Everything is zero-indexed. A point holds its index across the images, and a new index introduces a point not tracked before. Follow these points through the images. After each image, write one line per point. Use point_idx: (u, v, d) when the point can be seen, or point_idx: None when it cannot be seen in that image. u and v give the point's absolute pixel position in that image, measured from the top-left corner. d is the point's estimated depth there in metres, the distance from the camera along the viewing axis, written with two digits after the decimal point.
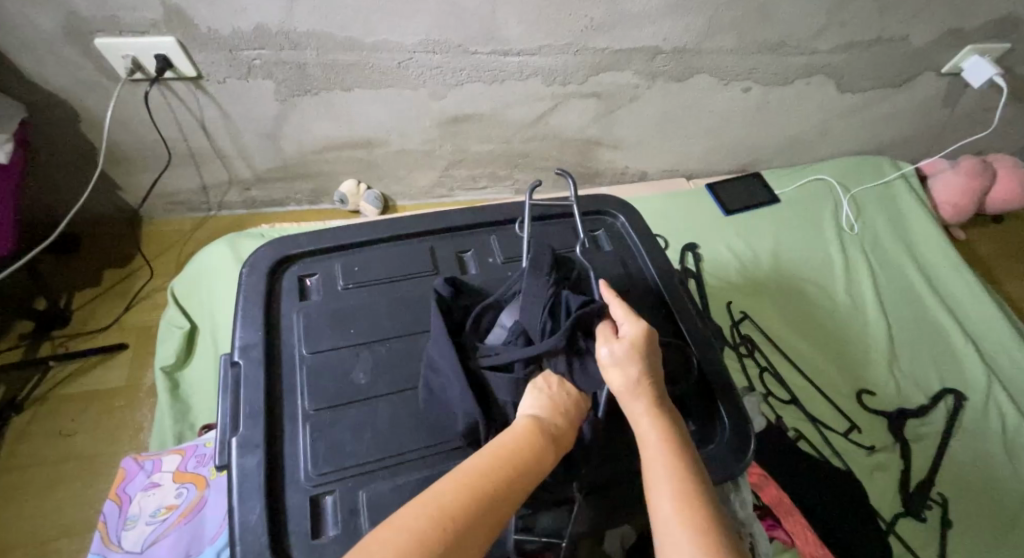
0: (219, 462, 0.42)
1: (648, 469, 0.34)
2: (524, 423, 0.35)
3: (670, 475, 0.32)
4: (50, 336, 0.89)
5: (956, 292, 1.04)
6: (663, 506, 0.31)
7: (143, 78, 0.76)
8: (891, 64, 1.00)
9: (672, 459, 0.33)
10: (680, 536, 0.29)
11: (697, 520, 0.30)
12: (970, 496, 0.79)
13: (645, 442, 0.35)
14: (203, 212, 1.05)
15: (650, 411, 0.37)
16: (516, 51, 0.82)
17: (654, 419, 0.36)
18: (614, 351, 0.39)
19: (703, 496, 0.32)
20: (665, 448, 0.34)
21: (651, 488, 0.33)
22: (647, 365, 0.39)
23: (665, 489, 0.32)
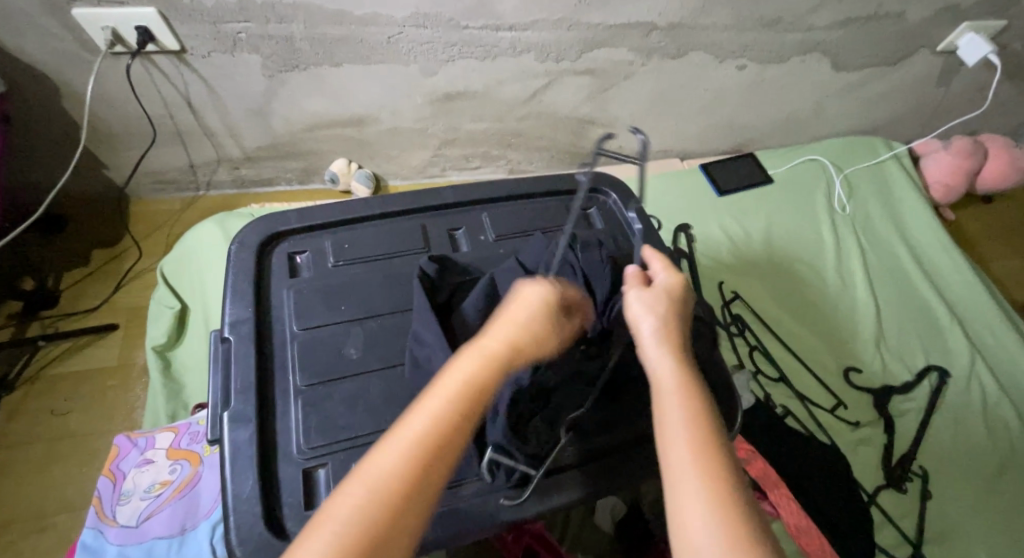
0: (211, 437, 0.42)
1: (661, 411, 0.33)
2: (502, 341, 0.33)
3: (687, 420, 0.31)
4: (39, 316, 0.89)
5: (945, 271, 1.05)
6: (675, 446, 0.30)
7: (125, 51, 0.74)
8: (887, 42, 0.99)
9: (690, 404, 0.32)
10: (690, 479, 0.28)
11: (712, 465, 0.28)
12: (950, 469, 0.81)
13: (661, 385, 0.34)
14: (192, 192, 1.04)
15: (669, 356, 0.36)
16: (508, 26, 0.81)
17: (672, 363, 0.35)
18: (643, 296, 0.40)
19: (722, 446, 0.30)
20: (682, 394, 0.33)
21: (664, 429, 0.31)
22: (672, 316, 0.39)
23: (677, 429, 0.31)
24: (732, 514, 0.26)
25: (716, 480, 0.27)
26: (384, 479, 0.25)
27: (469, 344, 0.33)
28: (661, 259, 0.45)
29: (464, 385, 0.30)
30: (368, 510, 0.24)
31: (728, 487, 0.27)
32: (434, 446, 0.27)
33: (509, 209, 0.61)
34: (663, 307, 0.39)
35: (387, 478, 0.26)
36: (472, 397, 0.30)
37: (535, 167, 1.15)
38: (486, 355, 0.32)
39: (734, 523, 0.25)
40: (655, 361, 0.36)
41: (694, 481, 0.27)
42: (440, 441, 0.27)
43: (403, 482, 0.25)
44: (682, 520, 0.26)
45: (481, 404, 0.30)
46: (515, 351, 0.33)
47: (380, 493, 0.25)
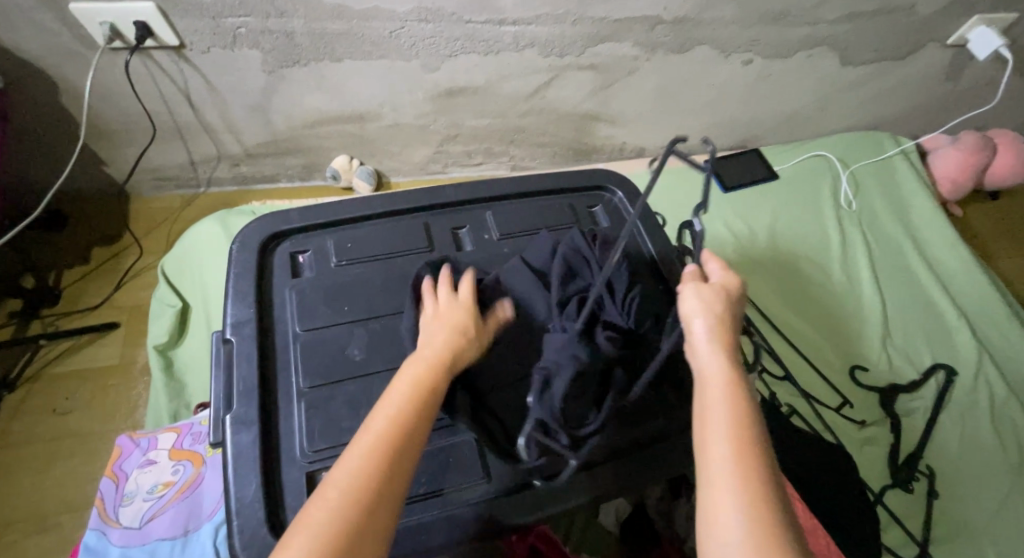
0: (214, 440, 0.42)
1: (704, 407, 0.32)
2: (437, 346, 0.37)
3: (729, 416, 0.30)
4: (40, 314, 0.88)
5: (952, 268, 1.04)
6: (713, 440, 0.29)
7: (123, 47, 0.73)
8: (895, 35, 0.97)
9: (735, 403, 0.31)
10: (724, 473, 0.27)
11: (749, 462, 0.27)
12: (957, 469, 0.80)
13: (706, 381, 0.34)
14: (192, 189, 1.03)
15: (717, 354, 0.35)
16: (511, 21, 0.80)
17: (721, 360, 0.35)
18: (702, 292, 0.39)
19: (762, 447, 0.29)
20: (726, 390, 0.32)
21: (705, 423, 0.31)
22: (727, 319, 0.38)
23: (718, 424, 0.30)
24: (765, 511, 0.25)
25: (752, 476, 0.26)
26: (354, 472, 0.27)
27: (411, 355, 0.37)
28: (719, 262, 0.44)
29: (414, 386, 0.33)
30: (343, 502, 0.25)
31: (763, 485, 0.26)
32: (398, 437, 0.29)
33: (514, 207, 0.61)
34: (720, 308, 0.38)
35: (360, 470, 0.27)
36: (424, 392, 0.32)
37: (537, 163, 1.14)
38: (429, 360, 0.35)
39: (765, 519, 0.24)
40: (704, 356, 0.35)
41: (728, 475, 0.26)
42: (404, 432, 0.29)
43: (373, 467, 0.27)
44: (712, 514, 0.25)
45: (432, 400, 0.33)
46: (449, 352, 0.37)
47: (350, 485, 0.26)
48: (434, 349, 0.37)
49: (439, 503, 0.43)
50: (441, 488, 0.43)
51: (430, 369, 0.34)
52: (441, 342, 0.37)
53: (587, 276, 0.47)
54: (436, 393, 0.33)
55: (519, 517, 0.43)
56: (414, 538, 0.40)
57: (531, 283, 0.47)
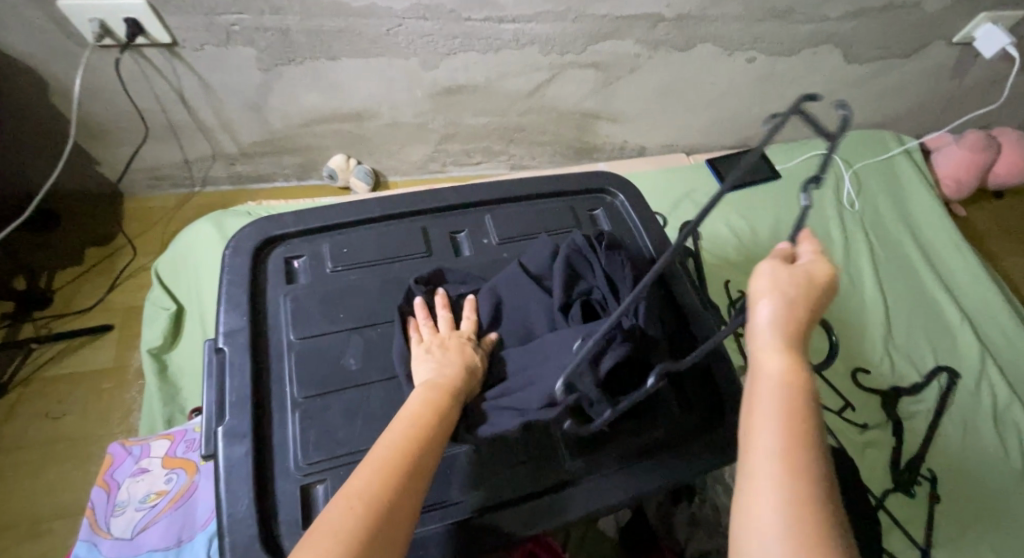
0: (205, 452, 0.41)
1: (755, 440, 0.26)
2: (445, 374, 0.38)
3: (786, 463, 0.24)
4: (32, 316, 0.87)
5: (955, 269, 1.03)
6: (763, 495, 0.23)
7: (114, 44, 0.72)
8: (901, 32, 0.96)
9: (797, 443, 0.25)
10: (774, 547, 0.21)
11: (811, 534, 0.21)
12: (960, 473, 0.79)
13: (759, 403, 0.27)
14: (187, 188, 1.01)
15: (780, 366, 0.27)
16: (511, 18, 0.78)
17: (782, 376, 0.27)
18: (774, 269, 0.29)
19: (826, 506, 0.23)
20: (785, 422, 0.25)
21: (756, 467, 0.25)
22: (804, 310, 0.29)
23: (769, 472, 0.24)
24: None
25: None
26: (365, 486, 0.28)
27: (421, 382, 0.38)
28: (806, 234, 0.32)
29: (421, 413, 0.34)
30: (353, 513, 0.26)
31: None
32: (404, 465, 0.30)
33: (514, 211, 0.59)
34: (796, 294, 0.29)
35: (368, 494, 0.27)
36: (430, 419, 0.34)
37: (537, 163, 1.12)
38: (437, 384, 0.37)
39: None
40: (763, 366, 0.28)
41: (782, 555, 0.21)
42: (411, 458, 0.30)
43: (380, 492, 0.28)
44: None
45: (441, 426, 0.34)
46: (456, 379, 0.38)
47: (361, 496, 0.27)
48: (445, 376, 0.38)
49: (434, 517, 0.41)
50: (435, 501, 0.42)
51: (437, 396, 0.36)
52: (448, 367, 0.39)
53: (589, 278, 0.46)
54: (444, 420, 0.35)
55: (517, 527, 0.41)
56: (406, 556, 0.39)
57: (531, 288, 0.47)
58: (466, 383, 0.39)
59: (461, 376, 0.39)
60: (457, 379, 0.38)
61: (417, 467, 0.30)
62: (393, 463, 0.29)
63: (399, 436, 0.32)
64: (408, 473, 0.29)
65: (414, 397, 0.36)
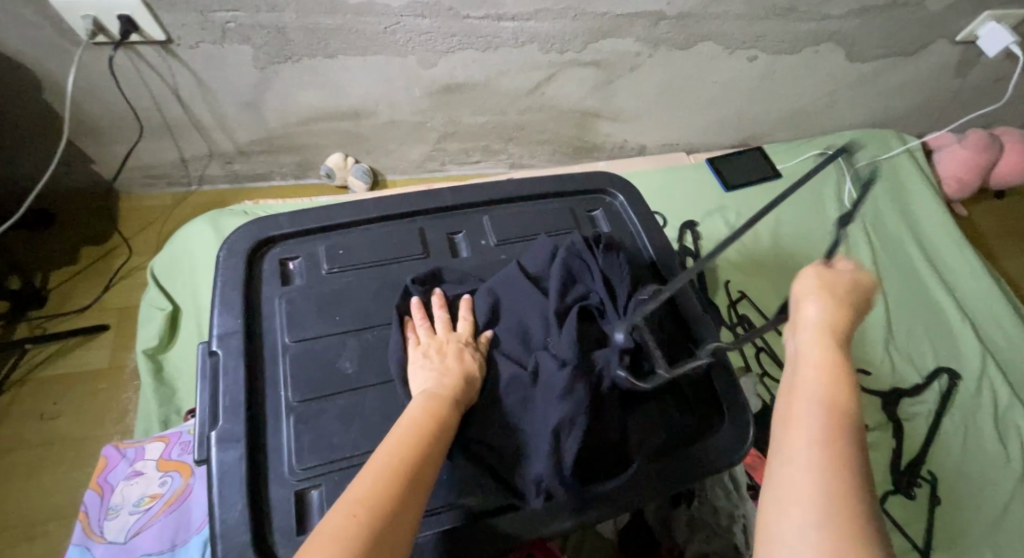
0: (198, 457, 0.40)
1: (795, 394, 0.29)
2: (442, 384, 0.38)
3: (822, 411, 0.28)
4: (27, 316, 0.86)
5: (956, 269, 1.03)
6: (797, 433, 0.27)
7: (107, 42, 0.71)
8: (904, 30, 0.95)
9: (832, 398, 0.28)
10: (802, 470, 0.25)
11: (839, 463, 0.25)
12: (961, 475, 0.79)
13: (801, 364, 0.31)
14: (183, 187, 1.01)
15: (821, 339, 0.31)
16: (510, 16, 0.77)
17: (824, 346, 0.31)
18: (821, 273, 0.33)
19: (856, 449, 0.26)
20: (825, 380, 0.29)
21: (794, 412, 0.28)
22: (847, 303, 0.33)
23: (806, 417, 0.28)
24: (849, 521, 0.22)
25: (837, 480, 0.24)
26: (368, 492, 0.27)
27: (417, 393, 0.38)
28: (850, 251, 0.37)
29: (421, 422, 0.34)
30: (357, 519, 0.25)
31: (851, 492, 0.24)
32: (405, 473, 0.29)
33: (512, 211, 0.59)
34: (842, 295, 0.33)
35: (372, 498, 0.27)
36: (429, 428, 0.33)
37: (536, 162, 1.12)
38: (434, 394, 0.37)
39: (847, 534, 0.22)
40: (807, 337, 0.31)
41: (808, 474, 0.25)
42: (412, 465, 0.30)
43: (384, 497, 0.27)
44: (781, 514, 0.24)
45: (440, 434, 0.33)
46: (452, 389, 0.38)
47: (363, 502, 0.26)
48: (442, 387, 0.38)
49: (426, 524, 0.40)
50: (427, 508, 0.40)
51: (436, 406, 0.36)
52: (444, 377, 0.39)
53: (587, 283, 0.46)
54: (442, 428, 0.34)
55: (516, 532, 0.40)
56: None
57: (529, 291, 0.46)
58: (465, 392, 0.39)
59: (458, 385, 0.39)
60: (453, 388, 0.38)
61: (417, 474, 0.30)
62: (394, 471, 0.29)
63: (397, 445, 0.31)
64: (408, 481, 0.29)
65: (414, 406, 0.35)
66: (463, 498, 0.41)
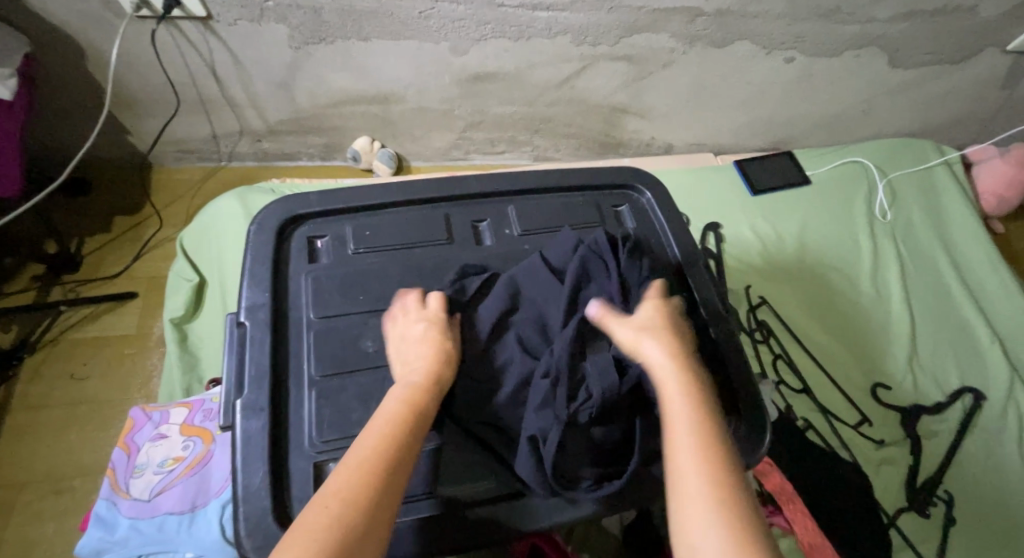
0: (223, 423, 0.41)
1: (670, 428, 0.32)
2: (421, 364, 0.39)
3: (697, 441, 0.31)
4: (61, 280, 0.89)
5: (990, 287, 1.00)
6: (686, 483, 0.29)
7: (151, 16, 0.72)
8: (952, 37, 0.92)
9: (699, 423, 0.32)
10: (706, 523, 0.27)
11: (722, 484, 0.28)
12: (980, 498, 0.77)
13: (667, 397, 0.34)
14: (214, 162, 1.02)
15: (678, 380, 0.35)
16: (545, 6, 0.77)
17: (681, 381, 0.35)
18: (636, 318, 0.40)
19: (733, 467, 0.30)
20: (690, 408, 0.33)
21: (672, 443, 0.32)
22: (673, 338, 0.39)
23: (685, 443, 0.31)
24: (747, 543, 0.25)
25: (729, 511, 0.27)
26: (344, 483, 0.28)
27: (401, 378, 0.38)
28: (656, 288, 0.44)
29: (403, 406, 0.34)
30: (332, 509, 0.26)
31: (737, 511, 0.27)
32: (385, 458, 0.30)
33: (537, 202, 0.59)
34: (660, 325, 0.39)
35: (357, 483, 0.28)
36: (411, 414, 0.34)
37: (561, 155, 1.11)
38: (411, 388, 0.36)
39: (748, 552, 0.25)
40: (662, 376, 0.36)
41: (709, 521, 0.27)
42: (389, 450, 0.31)
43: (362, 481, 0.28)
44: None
45: (422, 418, 0.34)
46: (432, 371, 0.38)
47: (339, 492, 0.27)
48: (422, 371, 0.38)
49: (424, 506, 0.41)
50: (435, 490, 0.42)
51: (411, 405, 0.35)
52: (422, 365, 0.39)
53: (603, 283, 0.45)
54: (424, 411, 0.35)
55: (520, 524, 0.41)
56: (394, 544, 0.39)
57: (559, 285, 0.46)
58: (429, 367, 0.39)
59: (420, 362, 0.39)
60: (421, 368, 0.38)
61: (399, 454, 0.31)
62: (370, 467, 0.29)
63: (383, 433, 0.32)
64: (383, 482, 0.29)
65: (390, 404, 0.35)
66: (462, 485, 0.42)
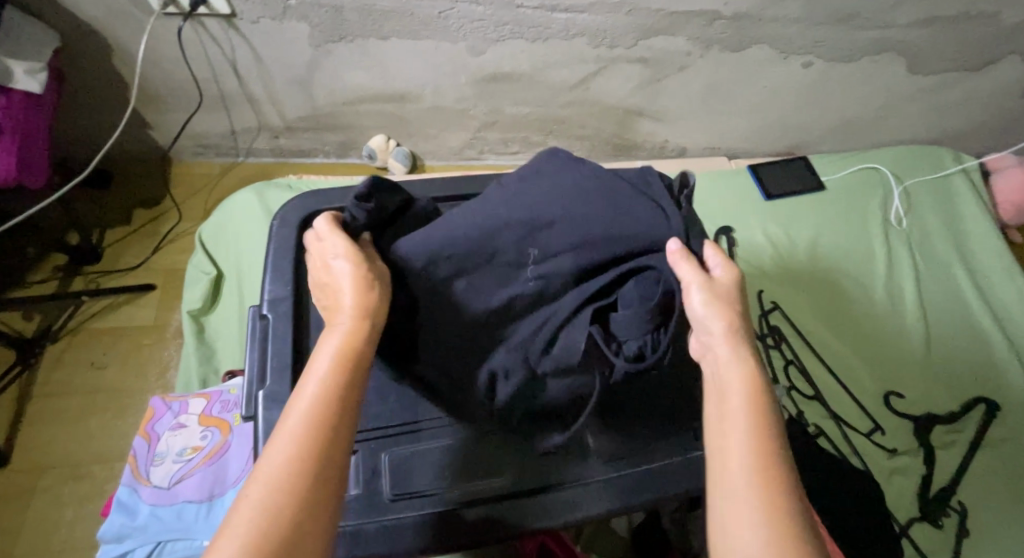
0: (246, 413, 0.42)
1: (724, 405, 0.29)
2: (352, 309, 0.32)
3: (753, 427, 0.27)
4: (83, 271, 0.91)
5: (1007, 297, 0.99)
6: (732, 468, 0.26)
7: (176, 13, 0.74)
8: (973, 43, 0.91)
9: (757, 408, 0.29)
10: (742, 500, 0.24)
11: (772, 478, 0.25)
12: (994, 509, 0.76)
13: (725, 373, 0.31)
14: (231, 157, 1.04)
15: (738, 358, 0.32)
16: (563, 7, 0.77)
17: (743, 360, 0.31)
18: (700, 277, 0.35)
19: (786, 461, 0.26)
20: (750, 391, 0.30)
21: (722, 422, 0.29)
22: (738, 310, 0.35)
23: (738, 425, 0.28)
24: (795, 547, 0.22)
25: (778, 507, 0.24)
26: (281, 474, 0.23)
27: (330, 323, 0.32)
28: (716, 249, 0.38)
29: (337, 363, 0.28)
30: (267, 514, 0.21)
31: (786, 509, 0.24)
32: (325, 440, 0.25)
33: None
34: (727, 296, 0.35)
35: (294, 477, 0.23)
36: (347, 373, 0.28)
37: (574, 156, 1.12)
38: (342, 337, 0.30)
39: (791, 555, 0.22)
40: (721, 354, 0.32)
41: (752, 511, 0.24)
42: (328, 430, 0.25)
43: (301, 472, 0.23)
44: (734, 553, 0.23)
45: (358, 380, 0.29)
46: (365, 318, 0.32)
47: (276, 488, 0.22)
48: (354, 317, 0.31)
49: (431, 502, 0.40)
50: (427, 488, 0.41)
51: (347, 374, 0.28)
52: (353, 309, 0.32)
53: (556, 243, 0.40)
54: (361, 370, 0.29)
55: (522, 521, 0.40)
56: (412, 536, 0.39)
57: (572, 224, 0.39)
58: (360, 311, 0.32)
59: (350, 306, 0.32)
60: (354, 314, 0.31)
61: (338, 435, 0.25)
62: (309, 453, 0.24)
63: (316, 403, 0.26)
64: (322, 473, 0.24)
65: (323, 362, 0.28)
66: (470, 482, 0.41)
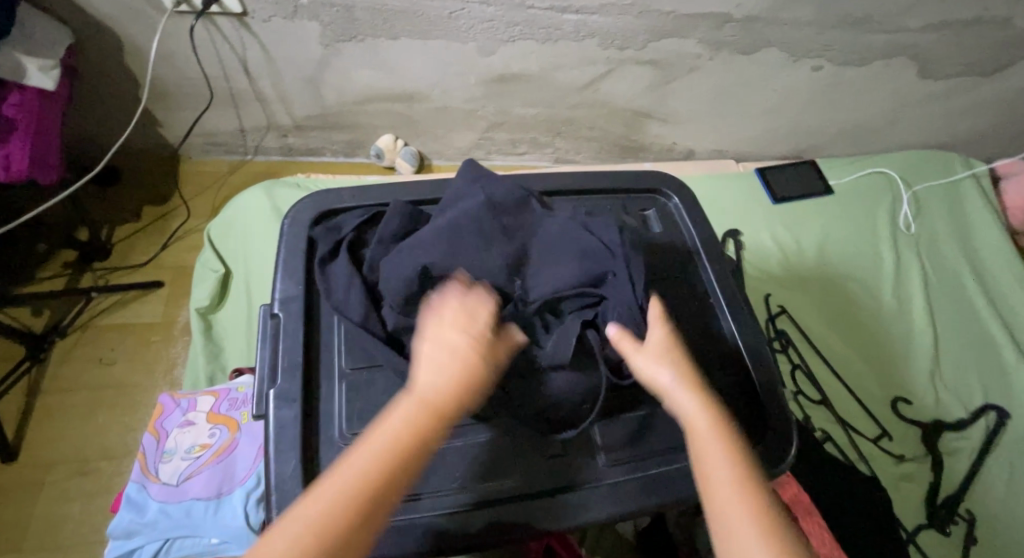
0: (256, 412, 0.42)
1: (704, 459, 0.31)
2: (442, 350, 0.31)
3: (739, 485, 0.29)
4: (91, 266, 0.91)
5: (1017, 304, 0.98)
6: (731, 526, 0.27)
7: (189, 11, 0.74)
8: (984, 48, 0.91)
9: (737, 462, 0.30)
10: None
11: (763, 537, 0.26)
12: (1002, 518, 0.75)
13: (697, 428, 0.32)
14: (240, 155, 1.04)
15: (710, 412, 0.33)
16: (574, 9, 0.77)
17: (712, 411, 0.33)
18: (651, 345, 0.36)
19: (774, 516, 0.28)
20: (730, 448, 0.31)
21: (708, 478, 0.30)
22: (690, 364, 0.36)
23: (725, 482, 0.29)
24: None
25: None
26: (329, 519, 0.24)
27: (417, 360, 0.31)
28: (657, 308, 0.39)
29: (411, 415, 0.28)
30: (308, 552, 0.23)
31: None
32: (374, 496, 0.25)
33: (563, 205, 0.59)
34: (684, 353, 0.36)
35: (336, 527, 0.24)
36: (419, 431, 0.28)
37: (581, 158, 1.12)
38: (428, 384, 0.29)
39: None
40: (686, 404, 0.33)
41: None
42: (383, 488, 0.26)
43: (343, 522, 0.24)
44: None
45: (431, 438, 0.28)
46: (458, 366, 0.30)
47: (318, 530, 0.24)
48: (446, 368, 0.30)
49: (443, 502, 0.39)
50: (441, 488, 0.40)
51: (421, 429, 0.28)
52: (442, 353, 0.31)
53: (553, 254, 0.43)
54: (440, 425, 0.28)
55: (536, 521, 0.40)
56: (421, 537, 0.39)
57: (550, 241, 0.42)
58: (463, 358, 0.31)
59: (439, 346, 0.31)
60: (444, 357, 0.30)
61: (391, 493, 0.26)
62: (355, 504, 0.25)
63: (380, 452, 0.26)
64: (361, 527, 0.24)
65: (400, 409, 0.28)
66: (483, 482, 0.41)
